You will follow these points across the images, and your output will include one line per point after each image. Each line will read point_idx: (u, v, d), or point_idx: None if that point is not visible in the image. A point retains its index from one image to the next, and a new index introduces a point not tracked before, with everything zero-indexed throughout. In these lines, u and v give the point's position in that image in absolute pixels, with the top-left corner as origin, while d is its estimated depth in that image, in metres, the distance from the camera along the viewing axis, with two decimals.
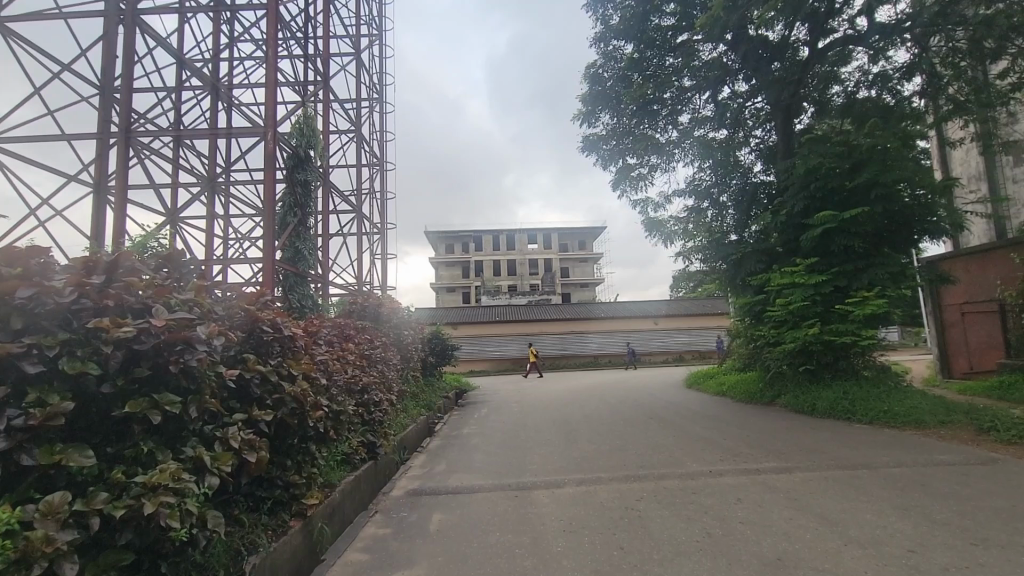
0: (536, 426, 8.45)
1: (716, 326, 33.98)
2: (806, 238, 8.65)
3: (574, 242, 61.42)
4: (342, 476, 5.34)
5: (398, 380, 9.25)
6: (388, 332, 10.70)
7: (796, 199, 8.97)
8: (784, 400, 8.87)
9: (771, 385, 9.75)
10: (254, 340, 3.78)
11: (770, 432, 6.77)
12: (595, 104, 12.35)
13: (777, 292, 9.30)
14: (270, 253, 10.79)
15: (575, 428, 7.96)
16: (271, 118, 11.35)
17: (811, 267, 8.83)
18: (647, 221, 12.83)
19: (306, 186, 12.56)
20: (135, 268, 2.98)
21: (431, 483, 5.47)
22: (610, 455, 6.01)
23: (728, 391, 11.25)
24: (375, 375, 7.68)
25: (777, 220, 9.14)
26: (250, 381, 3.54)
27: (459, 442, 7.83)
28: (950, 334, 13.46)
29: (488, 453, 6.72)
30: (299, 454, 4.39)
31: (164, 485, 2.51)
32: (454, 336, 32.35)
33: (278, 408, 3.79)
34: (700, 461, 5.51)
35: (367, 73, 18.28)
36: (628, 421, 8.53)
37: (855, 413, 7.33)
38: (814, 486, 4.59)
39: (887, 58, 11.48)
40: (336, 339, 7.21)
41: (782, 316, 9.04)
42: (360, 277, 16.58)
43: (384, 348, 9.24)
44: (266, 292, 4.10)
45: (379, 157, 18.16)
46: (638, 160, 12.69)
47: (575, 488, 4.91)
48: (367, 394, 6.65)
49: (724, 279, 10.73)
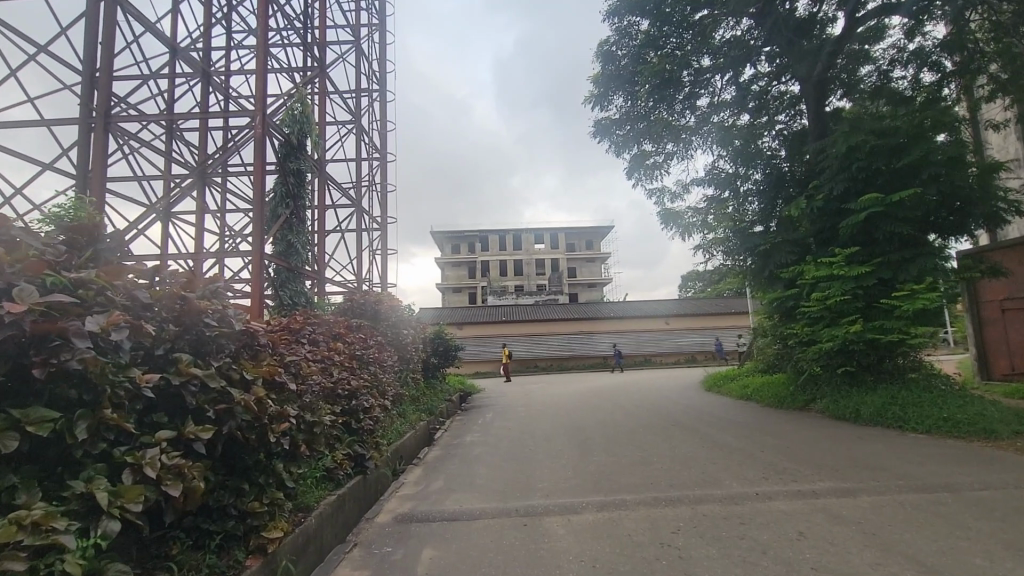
0: (546, 434, 7.64)
1: (727, 326, 33.05)
2: (847, 224, 7.76)
3: (581, 242, 60.50)
4: (320, 498, 4.55)
5: (394, 383, 8.46)
6: (386, 332, 9.92)
7: (834, 182, 8.07)
8: (822, 404, 8.02)
9: (804, 389, 8.89)
10: (193, 338, 3.00)
11: (813, 445, 5.94)
12: (607, 86, 11.50)
13: (812, 286, 8.45)
14: (259, 246, 10.03)
15: (589, 437, 7.14)
16: (261, 103, 10.53)
17: (851, 258, 7.99)
18: (664, 212, 11.98)
19: (299, 175, 11.81)
20: (4, 236, 2.24)
21: (425, 505, 4.67)
22: (633, 472, 5.19)
23: (753, 395, 10.39)
24: (366, 377, 6.89)
25: (812, 206, 8.24)
26: (183, 389, 2.77)
27: (459, 453, 7.03)
28: (990, 333, 12.52)
29: (492, 467, 5.93)
30: (262, 476, 3.61)
31: (13, 542, 1.78)
32: (459, 336, 31.54)
33: (226, 422, 3.01)
34: (739, 480, 4.69)
35: (367, 62, 17.54)
36: (647, 429, 7.70)
37: (908, 422, 6.49)
38: (889, 515, 3.75)
39: (925, 32, 10.59)
40: (322, 339, 6.44)
41: (818, 312, 8.18)
42: (359, 275, 15.83)
43: (379, 349, 8.43)
44: (219, 279, 3.35)
45: (381, 149, 17.41)
46: (654, 147, 11.85)
47: (595, 515, 4.08)
48: (354, 400, 5.88)
49: (749, 274, 9.86)
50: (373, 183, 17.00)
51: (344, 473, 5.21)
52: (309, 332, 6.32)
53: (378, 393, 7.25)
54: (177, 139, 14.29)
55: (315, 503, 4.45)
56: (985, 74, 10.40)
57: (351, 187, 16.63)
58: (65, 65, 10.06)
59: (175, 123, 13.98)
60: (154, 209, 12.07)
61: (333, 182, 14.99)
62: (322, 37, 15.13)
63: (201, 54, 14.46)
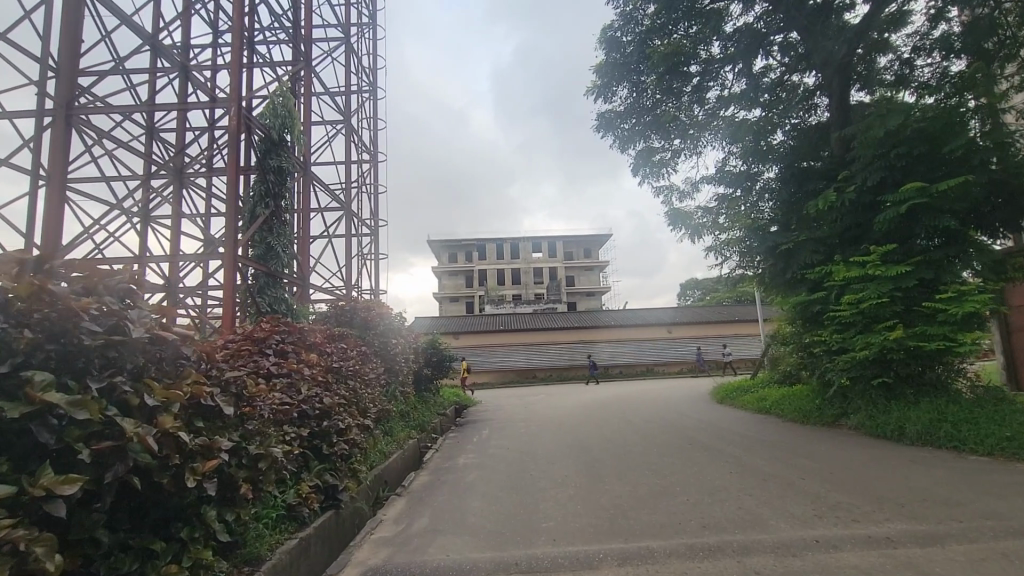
0: (550, 456, 6.80)
1: (730, 335, 32.25)
2: (883, 218, 6.96)
3: (579, 250, 59.72)
4: (275, 547, 3.71)
5: (381, 399, 7.63)
6: (373, 341, 9.08)
7: (868, 171, 7.26)
8: (856, 420, 7.21)
9: (833, 403, 8.06)
10: (64, 351, 2.18)
11: (860, 474, 5.10)
12: (610, 76, 10.74)
13: (841, 288, 7.65)
14: (232, 248, 9.19)
15: (599, 460, 6.30)
16: (235, 92, 9.62)
17: (887, 256, 7.20)
18: (672, 212, 11.18)
19: (280, 172, 10.83)
20: None
21: (405, 553, 3.82)
22: (656, 509, 4.38)
23: (772, 408, 9.57)
24: (346, 393, 6.05)
25: (845, 199, 7.44)
26: (34, 422, 1.96)
27: (450, 479, 6.18)
28: (1020, 340, 11.71)
29: (486, 500, 5.06)
30: (185, 529, 2.78)
31: None
32: (455, 346, 30.67)
33: (107, 465, 2.18)
34: (788, 520, 3.88)
35: (358, 58, 16.80)
36: (663, 448, 6.88)
37: (966, 442, 5.66)
38: (997, 572, 2.96)
39: (951, 19, 9.84)
40: (292, 349, 5.60)
41: (849, 317, 7.37)
42: (347, 282, 14.99)
43: (363, 362, 7.55)
44: (124, 273, 2.55)
45: (372, 149, 16.66)
46: (661, 142, 11.10)
47: (617, 570, 3.25)
48: (326, 421, 5.03)
49: (768, 277, 9.05)
50: (364, 184, 16.24)
51: (313, 509, 4.38)
52: (274, 342, 5.47)
53: (359, 412, 6.36)
54: (156, 138, 13.51)
55: (269, 554, 3.60)
56: (1017, 61, 9.64)
57: (340, 189, 15.84)
58: (23, 51, 9.24)
59: (155, 121, 13.21)
60: (126, 210, 11.25)
61: (320, 184, 14.21)
62: (310, 31, 14.40)
63: (182, 49, 13.71)
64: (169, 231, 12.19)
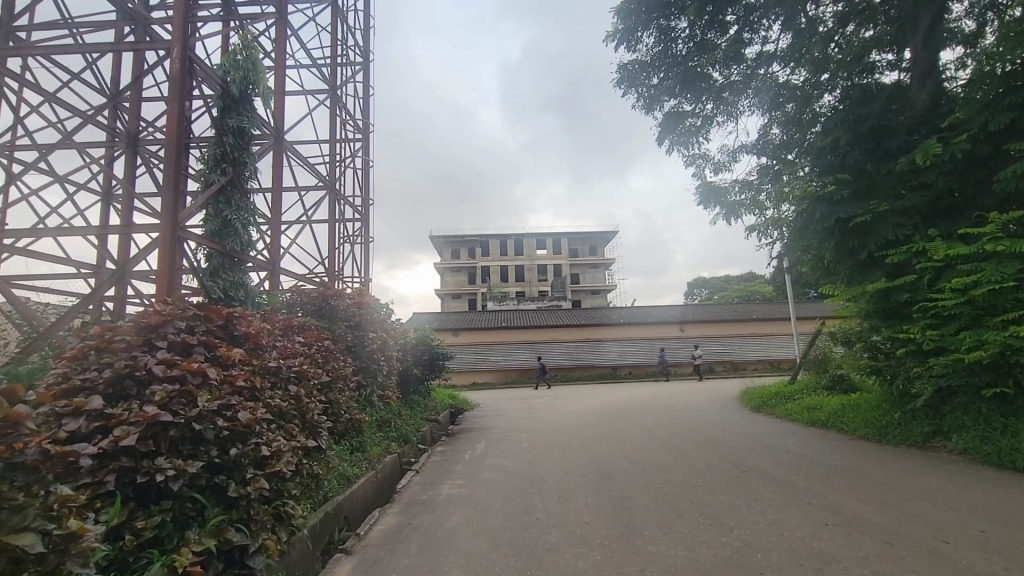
0: (563, 488, 5.15)
1: (746, 334, 30.45)
2: (1007, 174, 5.33)
3: (585, 247, 58.01)
4: None
5: (347, 408, 5.99)
6: (346, 334, 7.47)
7: (992, 112, 5.66)
8: (964, 441, 5.53)
9: (921, 418, 6.36)
10: None
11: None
12: (636, 19, 8.82)
13: (939, 270, 6.03)
14: (171, 219, 7.52)
15: (628, 499, 4.60)
16: (182, 32, 7.92)
17: (1005, 228, 5.60)
18: (705, 187, 9.46)
19: (241, 134, 9.14)
20: None
21: None
22: None
23: (828, 420, 7.90)
24: (286, 402, 4.40)
25: (955, 151, 5.80)
26: None
27: (428, 521, 4.54)
28: None
29: (473, 567, 3.39)
30: None
31: None
32: (455, 343, 29.06)
33: None
34: None
35: (344, 25, 15.09)
36: (713, 478, 5.20)
37: None
38: None
39: None
40: (201, 340, 3.93)
41: (954, 308, 5.73)
42: (331, 269, 13.35)
43: (325, 361, 5.92)
44: None
45: (362, 124, 15.07)
46: (692, 103, 9.37)
47: None
48: (235, 449, 3.35)
49: (831, 260, 7.34)
50: (350, 163, 14.62)
51: None
52: (172, 331, 3.76)
53: (305, 428, 4.67)
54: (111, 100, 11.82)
55: None
56: None
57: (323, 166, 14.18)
58: None
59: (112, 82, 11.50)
60: (63, 181, 9.61)
61: (298, 157, 12.55)
62: None
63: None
64: (121, 208, 10.54)
